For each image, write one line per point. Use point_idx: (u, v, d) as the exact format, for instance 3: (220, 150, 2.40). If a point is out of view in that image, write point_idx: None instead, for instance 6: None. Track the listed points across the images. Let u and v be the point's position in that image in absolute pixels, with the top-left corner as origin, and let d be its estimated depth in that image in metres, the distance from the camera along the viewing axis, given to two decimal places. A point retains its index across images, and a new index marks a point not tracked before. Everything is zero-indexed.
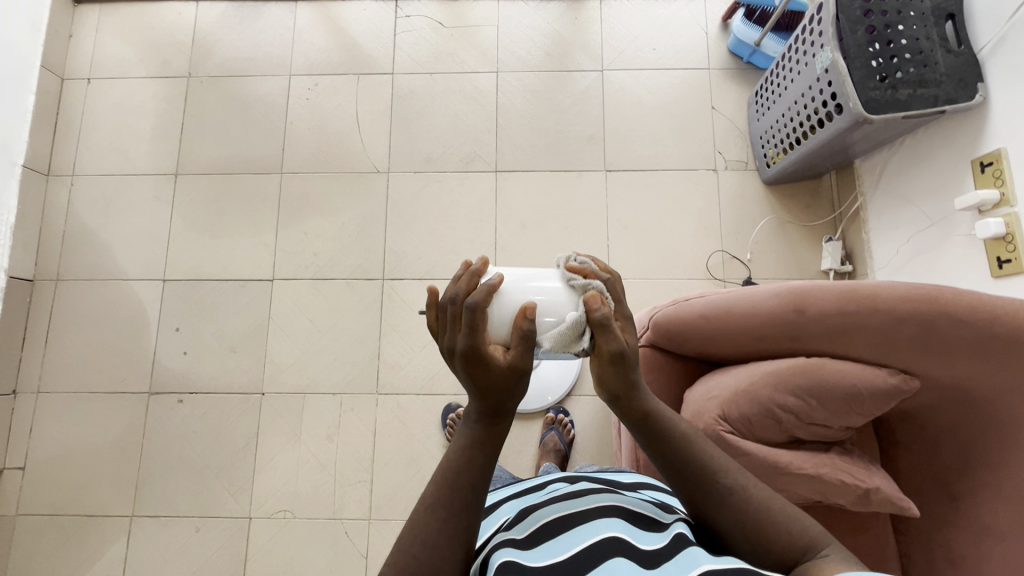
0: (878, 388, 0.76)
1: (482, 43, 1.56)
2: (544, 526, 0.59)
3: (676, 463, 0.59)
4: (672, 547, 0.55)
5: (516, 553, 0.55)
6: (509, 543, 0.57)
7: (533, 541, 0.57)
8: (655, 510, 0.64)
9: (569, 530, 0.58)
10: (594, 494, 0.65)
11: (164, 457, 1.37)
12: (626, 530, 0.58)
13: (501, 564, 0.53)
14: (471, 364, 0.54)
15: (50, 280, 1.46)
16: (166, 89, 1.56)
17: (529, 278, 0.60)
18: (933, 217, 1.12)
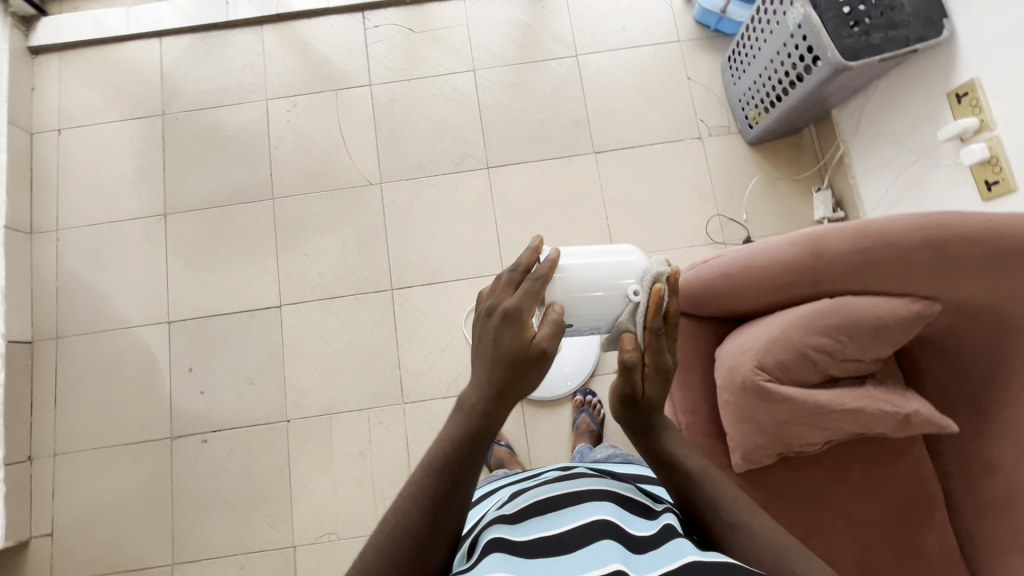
0: (903, 316, 0.80)
1: (454, 43, 1.57)
2: (537, 503, 0.64)
3: (660, 450, 0.67)
4: (659, 535, 0.58)
5: (506, 528, 0.60)
6: (501, 519, 0.62)
7: (523, 515, 0.62)
8: (645, 500, 0.67)
9: (561, 505, 0.62)
10: (586, 479, 0.68)
11: (197, 499, 1.34)
12: (615, 513, 0.61)
13: (490, 539, 0.57)
14: (510, 323, 0.59)
15: (50, 339, 1.43)
16: (141, 130, 1.53)
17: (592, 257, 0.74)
18: (917, 153, 1.17)
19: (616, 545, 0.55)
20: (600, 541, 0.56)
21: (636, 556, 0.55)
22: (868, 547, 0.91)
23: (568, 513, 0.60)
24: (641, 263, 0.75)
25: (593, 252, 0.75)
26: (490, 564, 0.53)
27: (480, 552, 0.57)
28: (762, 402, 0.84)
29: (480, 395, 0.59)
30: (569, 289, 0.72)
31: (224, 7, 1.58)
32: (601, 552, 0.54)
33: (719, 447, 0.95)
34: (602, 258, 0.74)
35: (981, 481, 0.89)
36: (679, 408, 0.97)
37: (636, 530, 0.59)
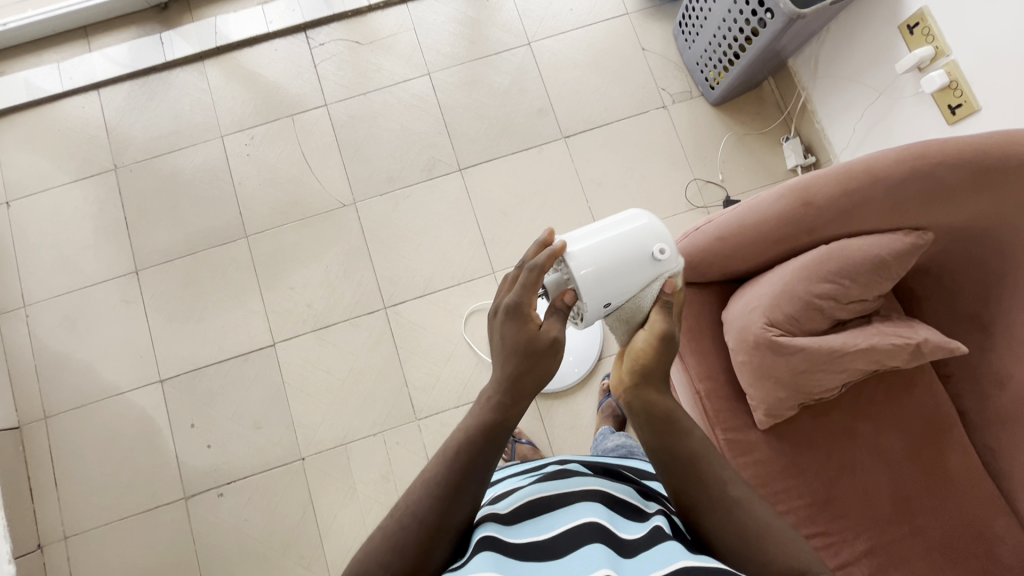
0: (899, 250, 0.82)
1: (403, 49, 1.54)
2: (529, 502, 0.61)
3: (682, 453, 0.61)
4: (649, 538, 0.55)
5: (498, 529, 0.57)
6: (494, 518, 0.59)
7: (515, 517, 0.59)
8: (637, 498, 0.65)
9: (553, 506, 0.60)
10: (581, 477, 0.65)
11: (223, 554, 1.31)
12: (607, 516, 0.58)
13: (480, 539, 0.56)
14: (513, 315, 0.61)
15: (38, 420, 1.36)
16: (95, 188, 1.47)
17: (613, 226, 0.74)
18: (878, 88, 1.19)
19: (605, 549, 0.53)
20: (590, 545, 0.53)
21: (627, 562, 0.52)
22: (895, 478, 0.93)
23: (559, 515, 0.58)
24: (652, 222, 0.74)
25: (605, 228, 0.73)
26: (479, 568, 0.50)
27: (469, 555, 0.54)
28: (777, 356, 0.86)
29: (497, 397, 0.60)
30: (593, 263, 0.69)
31: (160, 47, 1.51)
32: (589, 556, 0.51)
33: (740, 408, 0.96)
34: (622, 231, 0.73)
35: (993, 394, 0.91)
36: (696, 377, 0.97)
37: (624, 534, 0.57)
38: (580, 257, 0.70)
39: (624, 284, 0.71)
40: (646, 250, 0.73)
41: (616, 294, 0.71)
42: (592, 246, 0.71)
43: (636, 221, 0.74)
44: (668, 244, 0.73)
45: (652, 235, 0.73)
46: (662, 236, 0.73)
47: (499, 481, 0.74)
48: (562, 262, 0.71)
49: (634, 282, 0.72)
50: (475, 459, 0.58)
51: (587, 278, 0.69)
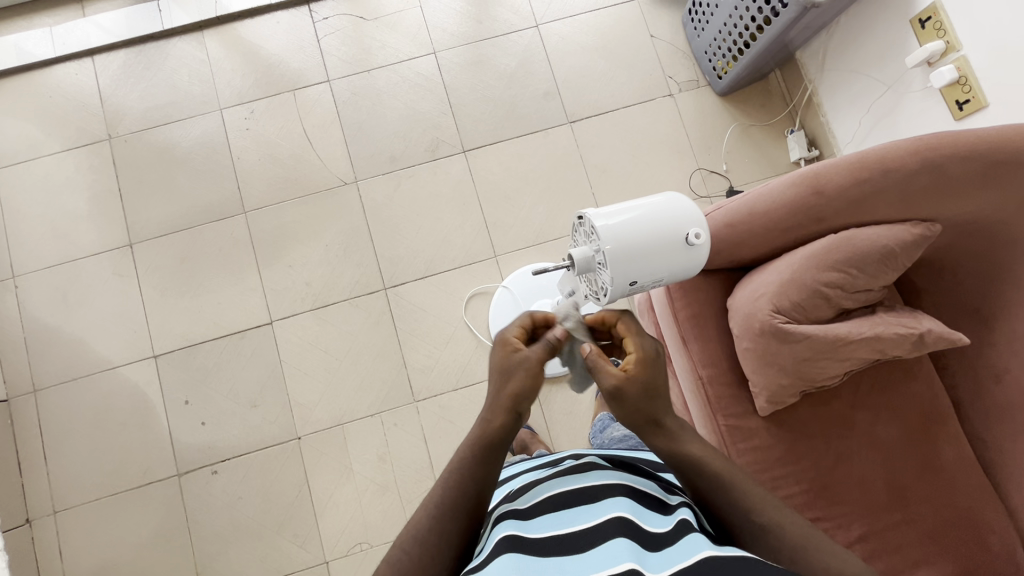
0: (907, 241, 0.82)
1: (409, 27, 1.51)
2: (547, 499, 0.62)
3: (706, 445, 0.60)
4: (674, 532, 0.58)
5: (518, 526, 0.59)
6: (513, 516, 0.61)
7: (536, 511, 0.61)
8: (659, 491, 0.67)
9: (575, 501, 0.61)
10: (599, 470, 0.66)
11: (216, 533, 1.30)
12: (628, 508, 0.59)
13: (502, 536, 0.57)
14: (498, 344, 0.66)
15: (27, 393, 1.34)
16: (89, 158, 1.43)
17: (654, 203, 0.72)
18: (887, 81, 1.19)
19: (630, 543, 0.54)
20: (615, 538, 0.54)
21: (651, 554, 0.54)
22: (892, 466, 0.94)
23: (580, 511, 0.59)
24: (692, 208, 0.72)
25: (637, 207, 0.70)
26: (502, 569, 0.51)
27: (492, 552, 0.55)
28: (782, 343, 0.86)
29: (493, 414, 0.63)
30: (627, 238, 0.68)
31: (157, 15, 1.47)
32: (614, 550, 0.53)
33: (743, 396, 0.96)
34: (654, 210, 0.71)
35: (989, 387, 0.93)
36: (699, 363, 0.97)
37: (650, 526, 0.58)
38: (612, 233, 0.68)
39: (654, 263, 0.69)
40: (678, 232, 0.71)
41: (642, 274, 0.70)
42: (623, 222, 0.69)
43: (670, 201, 0.72)
44: (703, 228, 0.71)
45: (688, 218, 0.72)
46: (698, 220, 0.70)
47: (513, 476, 0.75)
48: (594, 233, 0.69)
49: (665, 261, 0.70)
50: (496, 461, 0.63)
51: (618, 254, 0.67)
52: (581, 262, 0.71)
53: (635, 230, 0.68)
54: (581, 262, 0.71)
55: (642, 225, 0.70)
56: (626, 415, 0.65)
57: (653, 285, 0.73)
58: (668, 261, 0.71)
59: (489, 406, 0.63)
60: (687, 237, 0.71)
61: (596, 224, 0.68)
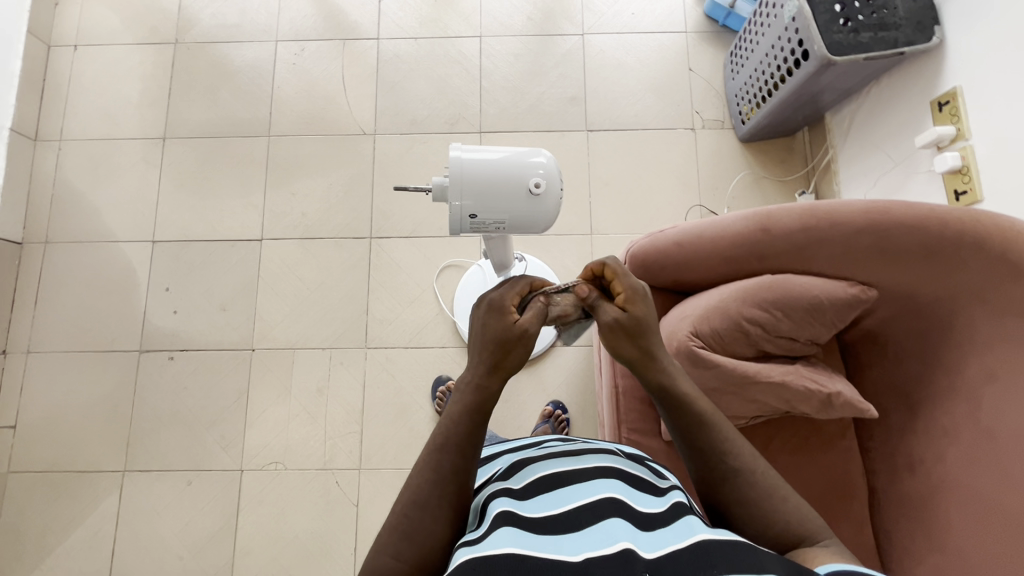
0: (840, 298, 0.82)
1: (465, 8, 1.59)
2: (542, 481, 0.63)
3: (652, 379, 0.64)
4: (669, 513, 0.58)
5: (513, 504, 0.59)
6: (507, 493, 0.61)
7: (530, 493, 0.61)
8: (649, 475, 0.68)
9: (569, 482, 0.62)
10: (593, 457, 0.68)
11: (154, 413, 1.39)
12: (624, 491, 0.61)
13: (498, 514, 0.57)
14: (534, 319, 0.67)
15: (38, 243, 1.48)
16: (153, 55, 1.58)
17: (513, 155, 0.64)
18: (896, 159, 1.17)
19: (623, 523, 0.55)
20: (611, 519, 0.56)
21: (644, 533, 0.55)
22: None
23: (576, 492, 0.60)
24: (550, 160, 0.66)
25: (500, 148, 0.64)
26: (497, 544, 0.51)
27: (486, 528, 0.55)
28: (693, 369, 0.85)
29: (478, 377, 0.62)
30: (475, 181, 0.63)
31: None
32: (610, 530, 0.54)
33: (653, 414, 0.98)
34: (508, 149, 0.64)
35: (904, 478, 0.89)
36: (619, 373, 1.01)
37: (643, 507, 0.59)
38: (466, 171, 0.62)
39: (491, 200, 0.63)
40: (523, 180, 0.64)
41: (484, 212, 0.64)
42: (473, 154, 0.63)
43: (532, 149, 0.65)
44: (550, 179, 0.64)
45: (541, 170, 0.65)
46: (547, 172, 0.64)
47: (496, 457, 0.77)
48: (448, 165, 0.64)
49: (508, 210, 0.64)
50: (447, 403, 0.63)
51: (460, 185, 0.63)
52: (432, 189, 0.65)
53: (489, 169, 0.63)
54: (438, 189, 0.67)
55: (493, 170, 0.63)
56: (617, 349, 0.65)
57: (496, 230, 0.68)
58: (513, 208, 0.65)
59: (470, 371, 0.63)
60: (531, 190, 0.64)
61: (451, 158, 0.63)
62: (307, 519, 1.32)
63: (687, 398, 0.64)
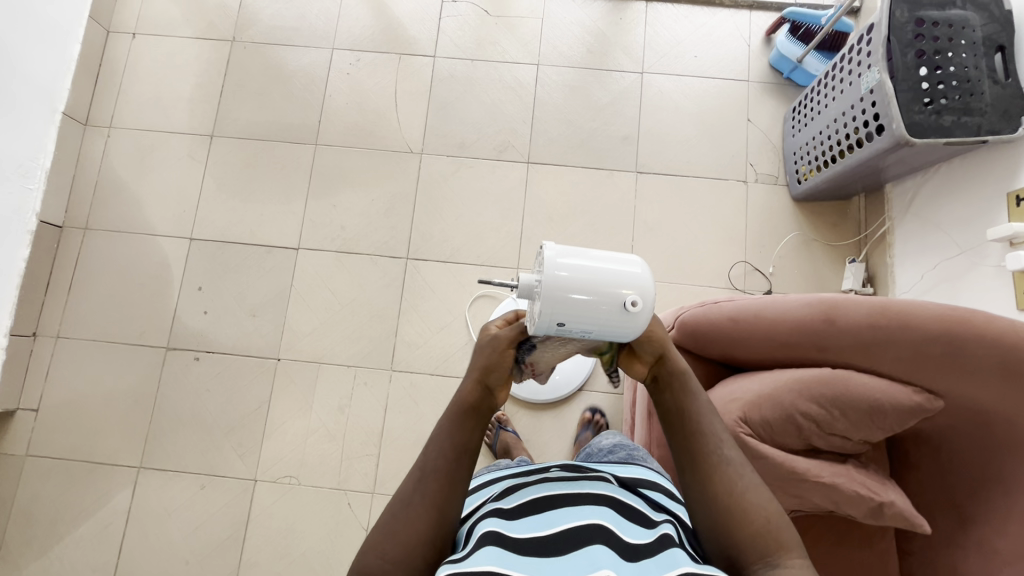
0: (902, 404, 0.79)
1: (526, 34, 1.57)
2: (533, 501, 0.65)
3: (659, 369, 0.69)
4: (654, 544, 0.59)
5: (501, 524, 0.61)
6: (496, 513, 0.63)
7: (519, 512, 0.63)
8: (646, 507, 0.68)
9: (561, 507, 0.63)
10: (588, 481, 0.69)
11: (175, 412, 1.39)
12: (612, 520, 0.62)
13: (485, 533, 0.60)
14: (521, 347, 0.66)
15: (78, 228, 1.48)
16: (210, 51, 1.57)
17: (607, 269, 0.60)
18: (962, 246, 1.13)
19: (608, 553, 0.57)
20: (595, 545, 0.57)
21: (626, 563, 0.56)
22: None
23: (564, 516, 0.62)
24: (644, 274, 0.62)
25: (597, 260, 0.61)
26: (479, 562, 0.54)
27: (472, 546, 0.57)
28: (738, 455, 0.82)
29: (465, 387, 0.64)
30: (569, 291, 0.59)
31: None
32: (592, 558, 0.55)
33: None
34: (599, 258, 0.61)
35: None
36: (653, 442, 0.97)
37: (631, 538, 0.60)
38: (560, 279, 0.59)
39: (579, 307, 0.59)
40: (615, 295, 0.60)
41: (572, 323, 0.60)
42: (569, 262, 0.60)
43: (630, 259, 0.62)
44: (644, 293, 0.60)
45: (635, 284, 0.60)
46: (642, 289, 0.60)
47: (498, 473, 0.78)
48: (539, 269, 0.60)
49: (596, 325, 0.60)
50: (461, 448, 0.63)
51: (554, 292, 0.58)
52: (520, 287, 0.62)
53: (583, 282, 0.59)
54: (524, 288, 0.62)
55: (588, 281, 0.59)
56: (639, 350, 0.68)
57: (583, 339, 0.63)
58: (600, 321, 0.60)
59: (465, 377, 0.65)
60: (621, 304, 0.59)
61: (547, 265, 0.59)
62: (314, 537, 1.31)
63: (684, 390, 0.68)
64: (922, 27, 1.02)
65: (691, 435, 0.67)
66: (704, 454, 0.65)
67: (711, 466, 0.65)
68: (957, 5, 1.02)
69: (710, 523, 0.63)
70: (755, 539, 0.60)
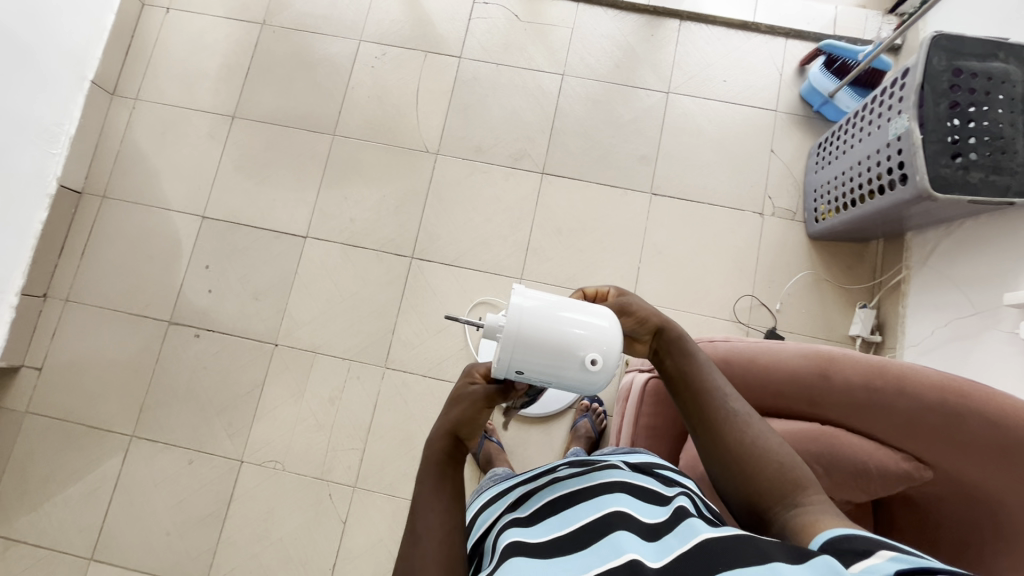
0: (890, 470, 0.77)
1: (554, 43, 1.55)
2: (548, 507, 0.64)
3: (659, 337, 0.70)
4: (671, 519, 0.58)
5: (521, 534, 0.60)
6: (515, 525, 0.62)
7: (539, 520, 0.62)
8: (657, 485, 0.67)
9: (577, 502, 0.63)
10: (599, 474, 0.68)
11: (171, 386, 1.41)
12: (630, 506, 0.61)
13: (507, 545, 0.58)
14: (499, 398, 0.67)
15: (97, 196, 1.51)
16: (240, 32, 1.59)
17: (575, 321, 0.61)
18: (978, 306, 1.09)
19: (629, 535, 0.56)
20: (614, 532, 0.57)
21: (649, 543, 0.55)
22: None
23: (583, 512, 0.61)
24: (610, 330, 0.62)
25: (566, 312, 0.61)
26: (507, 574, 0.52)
27: (498, 558, 0.56)
28: None
29: (435, 435, 0.64)
30: (533, 341, 0.59)
31: None
32: (615, 545, 0.54)
33: None
34: (568, 306, 0.61)
35: None
36: None
37: (648, 518, 0.59)
38: (525, 328, 0.59)
39: (541, 358, 0.59)
40: (579, 351, 0.60)
41: (531, 372, 0.60)
42: (537, 311, 0.60)
43: (597, 310, 0.63)
44: (608, 351, 0.60)
45: (599, 341, 0.60)
46: (605, 347, 0.60)
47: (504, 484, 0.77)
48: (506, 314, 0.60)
49: (554, 377, 0.60)
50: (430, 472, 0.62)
51: (517, 339, 0.59)
52: (484, 327, 0.61)
53: (549, 335, 0.59)
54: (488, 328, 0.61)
55: (553, 334, 0.59)
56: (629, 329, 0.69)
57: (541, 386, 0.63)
58: (560, 374, 0.60)
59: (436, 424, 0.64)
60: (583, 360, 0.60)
61: (516, 312, 0.59)
62: (293, 524, 1.32)
63: (684, 352, 0.68)
64: (959, 77, 0.98)
65: (696, 393, 0.65)
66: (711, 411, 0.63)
67: (722, 422, 0.62)
68: (999, 57, 0.98)
69: (734, 480, 0.60)
70: (770, 478, 0.58)
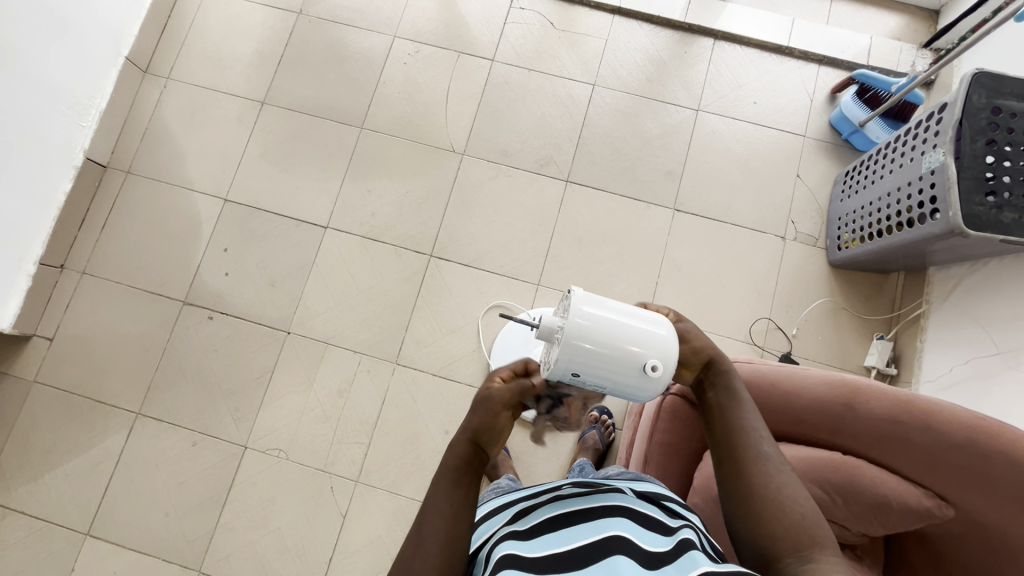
0: (911, 506, 0.76)
1: (587, 53, 1.55)
2: (548, 522, 0.63)
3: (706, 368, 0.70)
4: (673, 551, 0.58)
5: (519, 546, 0.59)
6: (513, 537, 0.61)
7: (537, 534, 0.61)
8: (661, 514, 0.67)
9: (577, 521, 0.62)
10: (602, 495, 0.67)
11: (181, 366, 1.41)
12: (631, 532, 0.60)
13: (504, 555, 0.57)
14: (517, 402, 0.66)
15: (121, 171, 1.52)
16: (276, 20, 1.59)
17: (633, 327, 0.60)
18: (999, 346, 1.08)
19: (630, 563, 0.56)
20: (615, 558, 0.56)
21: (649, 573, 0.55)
22: None
23: (583, 532, 0.60)
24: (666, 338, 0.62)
25: (624, 317, 0.61)
26: None
27: (494, 567, 0.56)
28: None
29: (455, 441, 0.64)
30: (592, 346, 0.59)
31: None
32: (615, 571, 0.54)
33: None
34: (625, 312, 0.61)
35: None
36: None
37: (649, 547, 0.59)
38: (584, 332, 0.59)
39: (598, 363, 0.59)
40: (636, 358, 0.60)
41: (587, 377, 0.61)
42: (596, 315, 0.60)
43: (654, 318, 0.63)
44: (665, 360, 0.60)
45: (656, 349, 0.60)
46: (663, 355, 0.60)
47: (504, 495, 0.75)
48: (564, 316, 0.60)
49: (610, 382, 0.61)
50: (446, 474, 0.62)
51: (575, 342, 0.59)
52: (540, 329, 0.61)
53: (608, 341, 0.59)
54: (543, 330, 0.62)
55: (612, 340, 0.59)
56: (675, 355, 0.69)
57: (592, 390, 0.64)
58: (616, 380, 0.61)
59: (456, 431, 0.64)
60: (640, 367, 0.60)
61: (575, 316, 0.59)
62: (292, 514, 1.31)
63: (726, 388, 0.68)
64: (998, 116, 0.98)
65: (727, 430, 0.65)
66: (738, 451, 0.63)
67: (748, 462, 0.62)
68: None
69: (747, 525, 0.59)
70: (787, 531, 0.56)
